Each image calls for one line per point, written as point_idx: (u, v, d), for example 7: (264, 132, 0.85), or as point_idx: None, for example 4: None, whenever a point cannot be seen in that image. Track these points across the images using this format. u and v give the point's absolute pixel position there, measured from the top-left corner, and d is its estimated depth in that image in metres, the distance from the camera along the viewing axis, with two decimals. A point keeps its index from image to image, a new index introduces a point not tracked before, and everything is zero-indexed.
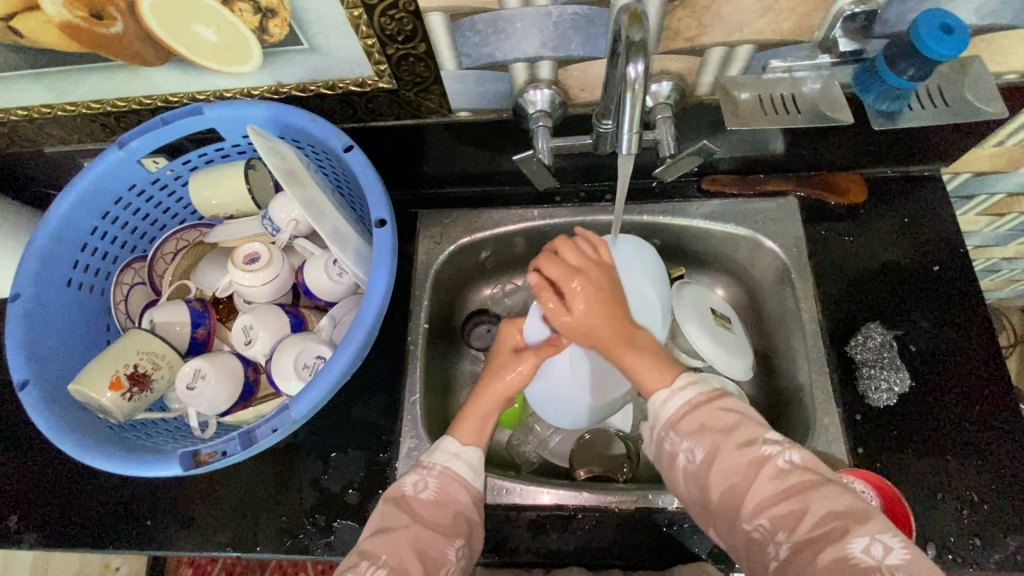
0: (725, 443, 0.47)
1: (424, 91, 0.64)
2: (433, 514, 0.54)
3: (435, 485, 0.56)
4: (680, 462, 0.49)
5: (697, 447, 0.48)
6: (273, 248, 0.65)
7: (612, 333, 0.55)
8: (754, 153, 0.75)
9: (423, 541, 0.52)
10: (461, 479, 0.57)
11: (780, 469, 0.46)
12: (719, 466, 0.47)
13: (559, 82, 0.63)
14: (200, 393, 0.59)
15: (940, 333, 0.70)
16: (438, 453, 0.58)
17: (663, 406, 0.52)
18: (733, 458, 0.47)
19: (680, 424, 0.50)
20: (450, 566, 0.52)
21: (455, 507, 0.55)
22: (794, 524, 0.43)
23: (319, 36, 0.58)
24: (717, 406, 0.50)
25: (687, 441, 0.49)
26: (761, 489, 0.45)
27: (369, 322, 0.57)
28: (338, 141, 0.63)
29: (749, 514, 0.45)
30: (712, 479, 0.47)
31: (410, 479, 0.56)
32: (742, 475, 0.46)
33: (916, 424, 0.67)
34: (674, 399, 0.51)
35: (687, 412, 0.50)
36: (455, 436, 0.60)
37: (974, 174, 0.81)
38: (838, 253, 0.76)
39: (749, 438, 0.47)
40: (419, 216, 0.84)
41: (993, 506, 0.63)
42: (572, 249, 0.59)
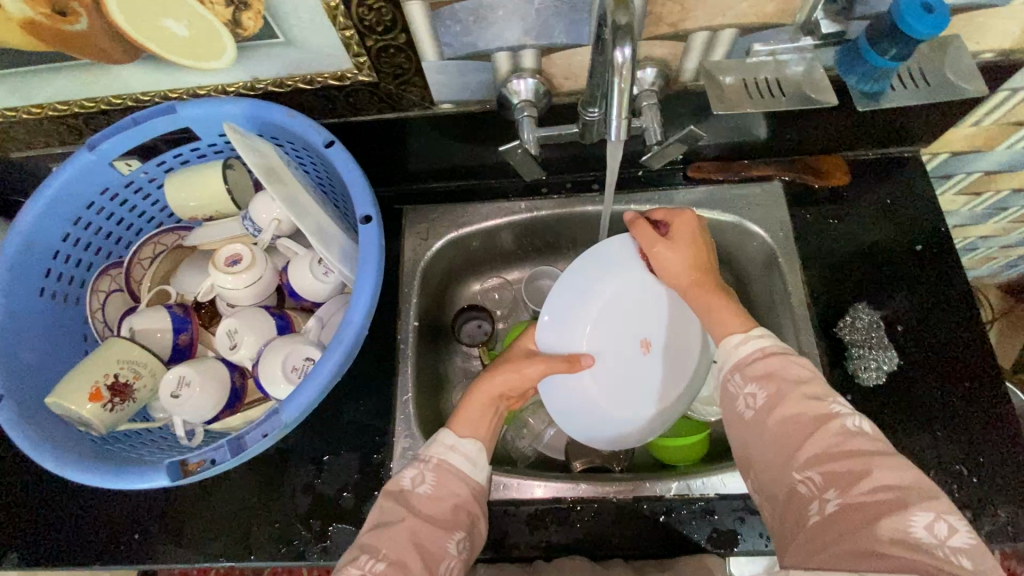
0: (793, 393, 0.47)
1: (406, 83, 0.63)
2: (432, 508, 0.53)
3: (432, 480, 0.55)
4: (739, 405, 0.49)
5: (760, 391, 0.48)
6: (256, 249, 0.63)
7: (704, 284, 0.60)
8: (738, 139, 0.75)
9: (421, 535, 0.51)
10: (456, 470, 0.56)
11: (847, 430, 0.44)
12: (782, 411, 0.47)
13: (542, 71, 0.62)
14: (186, 400, 0.57)
15: (925, 311, 0.72)
16: (434, 446, 0.57)
17: (734, 349, 0.52)
18: (798, 408, 0.46)
19: (748, 367, 0.50)
20: (450, 560, 0.52)
21: (454, 501, 0.54)
22: (849, 484, 0.42)
23: (295, 28, 0.56)
24: (792, 358, 0.50)
25: (750, 385, 0.49)
26: (823, 442, 0.44)
27: (359, 321, 0.56)
28: (318, 137, 0.61)
29: (799, 464, 0.44)
30: (771, 424, 0.47)
31: (408, 474, 0.55)
32: (803, 425, 0.45)
33: (904, 401, 0.68)
34: (748, 344, 0.52)
35: (758, 358, 0.50)
36: (453, 429, 0.59)
37: (952, 154, 0.82)
38: (824, 235, 0.77)
39: (819, 395, 0.47)
40: (404, 212, 0.83)
41: (982, 479, 0.64)
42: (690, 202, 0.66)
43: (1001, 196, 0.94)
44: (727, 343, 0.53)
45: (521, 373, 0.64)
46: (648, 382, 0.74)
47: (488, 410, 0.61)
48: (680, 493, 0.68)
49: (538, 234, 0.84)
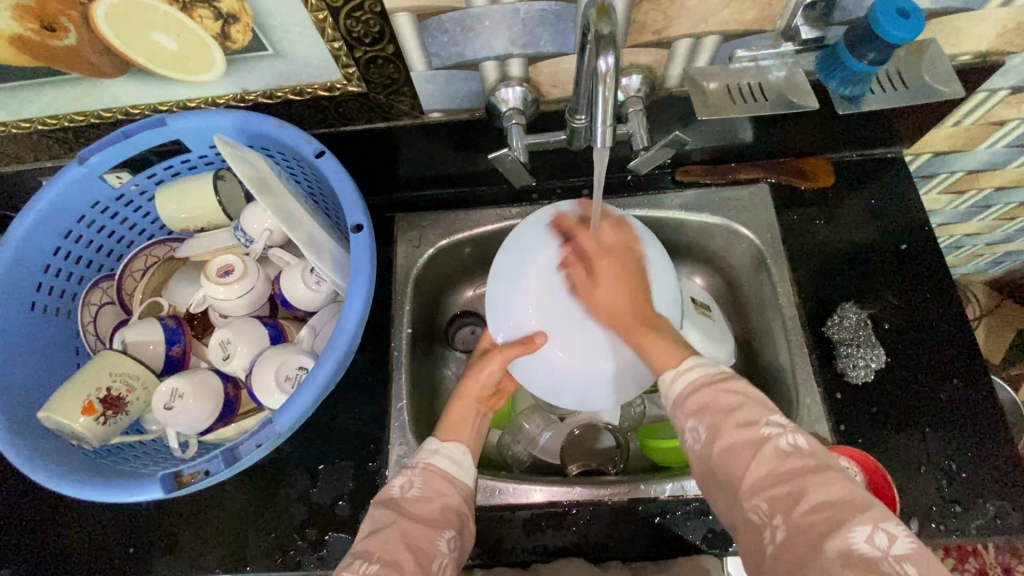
0: (726, 422, 0.47)
1: (395, 93, 0.63)
2: (422, 509, 0.54)
3: (420, 482, 0.56)
4: (687, 441, 0.50)
5: (700, 425, 0.48)
6: (247, 259, 0.63)
7: (636, 315, 0.57)
8: (725, 143, 0.76)
9: (411, 534, 0.52)
10: (440, 472, 0.57)
11: (783, 451, 0.45)
12: (722, 443, 0.47)
13: (530, 79, 0.63)
14: (179, 412, 0.57)
15: (911, 309, 0.73)
16: (421, 453, 0.59)
17: (670, 384, 0.52)
18: (732, 437, 0.46)
19: (683, 404, 0.50)
20: (442, 559, 0.52)
21: (442, 501, 0.55)
22: (790, 507, 0.43)
23: (284, 41, 0.57)
24: (720, 387, 0.49)
25: (690, 420, 0.49)
26: (762, 467, 0.45)
27: (351, 329, 0.56)
28: (308, 147, 0.62)
29: (745, 493, 0.45)
30: (715, 454, 0.47)
31: (397, 482, 0.56)
32: (740, 454, 0.46)
33: (893, 398, 0.69)
34: (683, 378, 0.51)
35: (690, 393, 0.50)
36: (438, 435, 0.60)
37: (935, 154, 0.83)
38: (811, 236, 0.78)
39: (751, 420, 0.47)
40: (396, 220, 0.83)
41: (970, 474, 0.65)
42: (611, 230, 0.62)
43: (984, 194, 0.96)
44: (665, 377, 0.53)
45: (481, 373, 0.63)
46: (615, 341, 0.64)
47: (470, 412, 0.63)
48: (675, 495, 0.68)
49: None
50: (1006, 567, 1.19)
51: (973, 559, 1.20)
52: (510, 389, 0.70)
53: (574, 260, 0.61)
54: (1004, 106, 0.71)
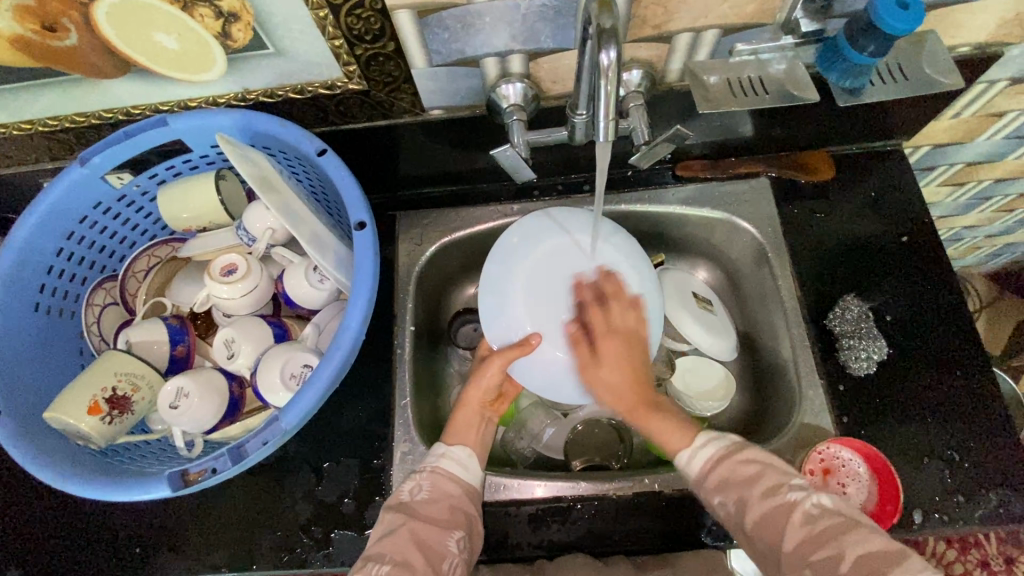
0: (752, 495, 0.53)
1: (395, 90, 0.63)
2: (429, 510, 0.57)
3: (427, 485, 0.59)
4: (720, 515, 0.55)
5: (728, 500, 0.54)
6: (250, 258, 0.63)
7: (634, 397, 0.61)
8: (725, 137, 0.77)
9: (420, 534, 0.55)
10: (449, 475, 0.60)
11: (809, 517, 0.50)
12: (754, 514, 0.52)
13: (530, 75, 0.63)
14: (184, 411, 0.57)
15: (912, 300, 0.73)
16: (428, 457, 0.62)
17: (688, 462, 0.58)
18: (763, 507, 0.52)
19: (706, 481, 0.56)
20: (452, 558, 0.55)
21: (449, 502, 0.58)
22: (833, 568, 0.47)
23: (284, 39, 0.57)
24: (736, 460, 0.55)
25: (716, 495, 0.55)
26: (797, 532, 0.50)
27: (356, 326, 0.56)
28: (310, 145, 0.62)
29: (791, 558, 0.50)
30: (751, 525, 0.52)
31: (407, 487, 0.59)
32: (773, 521, 0.51)
33: (895, 390, 0.69)
34: (694, 462, 0.57)
35: (710, 468, 0.56)
36: (445, 440, 0.64)
37: (934, 146, 0.83)
38: (812, 230, 0.78)
39: (774, 486, 0.53)
40: (397, 218, 0.83)
41: (973, 464, 0.65)
42: (619, 311, 0.63)
43: (983, 186, 0.96)
44: (682, 459, 0.58)
45: (482, 377, 0.65)
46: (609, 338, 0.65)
47: (474, 418, 0.66)
48: (676, 487, 0.69)
49: None
50: (1008, 558, 1.19)
51: (974, 550, 1.20)
52: (514, 393, 0.71)
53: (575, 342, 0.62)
54: (1003, 97, 0.72)
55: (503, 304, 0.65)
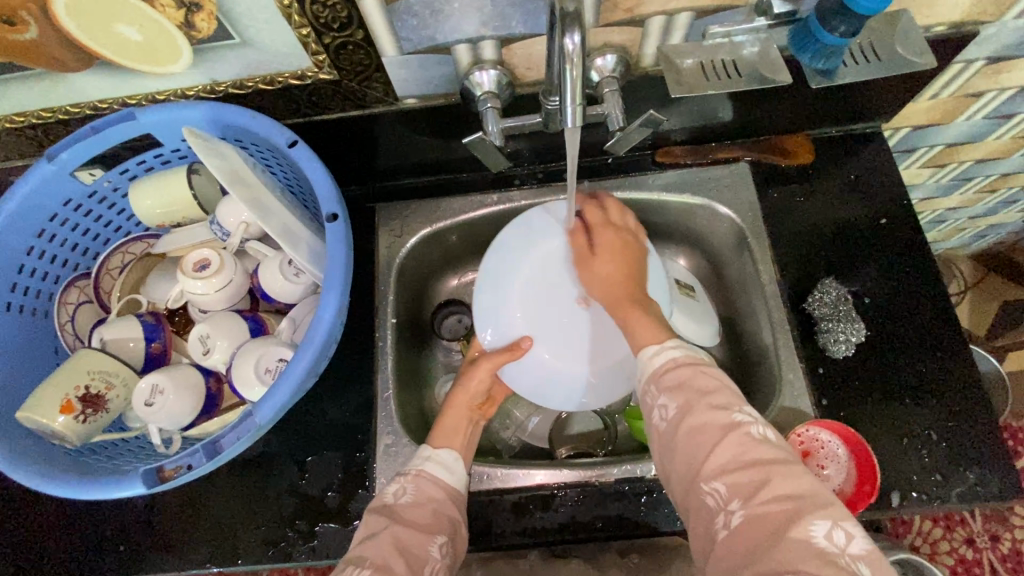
0: (700, 401, 0.47)
1: (367, 80, 0.63)
2: (414, 514, 0.55)
3: (411, 489, 0.58)
4: (654, 418, 0.50)
5: (671, 402, 0.48)
6: (224, 253, 0.62)
7: (626, 289, 0.60)
8: (704, 122, 0.76)
9: (404, 539, 0.53)
10: (430, 478, 0.59)
11: (745, 442, 0.45)
12: (690, 423, 0.47)
13: (504, 62, 0.62)
14: (160, 408, 0.57)
15: (891, 282, 0.73)
16: (414, 460, 0.61)
17: (649, 359, 0.52)
18: (703, 417, 0.47)
19: (661, 378, 0.50)
20: (433, 563, 0.53)
21: (433, 506, 0.57)
22: (750, 495, 0.43)
23: (250, 28, 0.56)
24: (700, 368, 0.50)
25: (663, 396, 0.49)
26: (728, 451, 0.45)
27: (330, 318, 0.55)
28: (281, 137, 0.61)
29: (706, 475, 0.45)
30: (680, 436, 0.47)
31: (390, 489, 0.58)
32: (708, 435, 0.46)
33: (874, 371, 0.70)
34: (649, 361, 0.52)
35: (670, 369, 0.50)
36: (432, 443, 0.64)
37: (913, 128, 0.83)
38: (792, 214, 0.78)
39: (725, 404, 0.47)
40: (377, 210, 0.83)
41: (950, 443, 0.66)
42: (617, 210, 0.67)
43: (965, 167, 0.96)
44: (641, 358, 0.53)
45: (471, 381, 0.68)
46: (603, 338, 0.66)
47: (462, 421, 0.67)
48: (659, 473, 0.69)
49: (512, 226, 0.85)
50: (993, 535, 1.21)
51: (960, 528, 1.22)
52: (502, 397, 0.74)
53: (575, 233, 0.65)
54: (980, 77, 0.72)
55: (498, 304, 0.67)
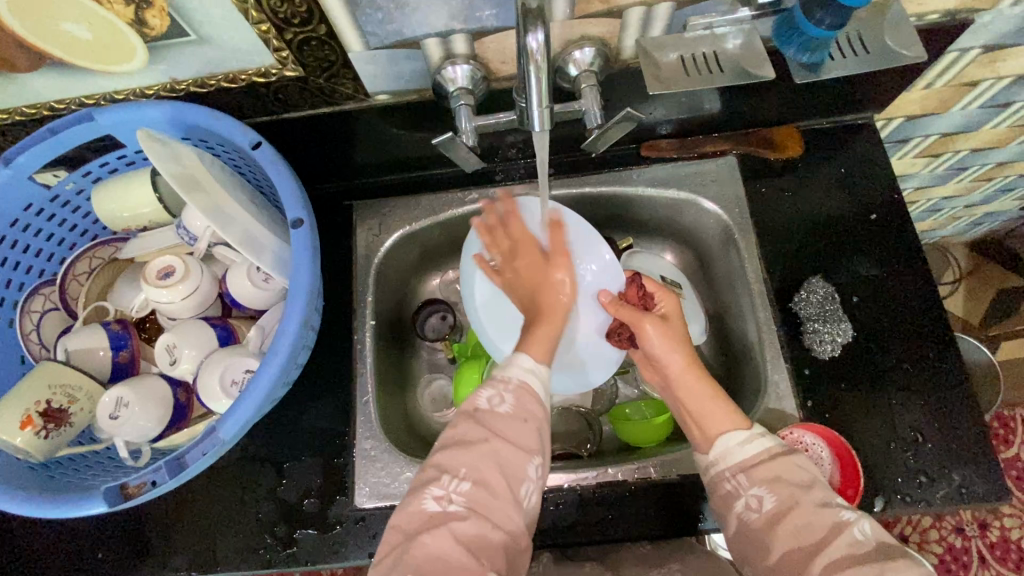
0: (803, 503, 0.48)
1: (335, 76, 0.60)
2: (516, 430, 0.52)
3: (512, 399, 0.54)
4: (740, 507, 0.51)
5: (766, 496, 0.50)
6: (190, 259, 0.60)
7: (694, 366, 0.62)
8: (691, 115, 0.74)
9: (503, 457, 0.50)
10: (536, 394, 0.55)
11: (855, 541, 0.46)
12: (793, 521, 0.48)
13: (477, 56, 0.59)
14: (125, 421, 0.55)
15: (881, 280, 0.71)
16: (513, 368, 0.56)
17: (738, 445, 0.54)
18: (813, 519, 0.47)
19: (755, 470, 0.51)
20: (529, 484, 0.51)
21: (533, 423, 0.53)
22: None
23: (206, 25, 0.53)
24: (793, 461, 0.51)
25: (756, 488, 0.51)
26: (834, 551, 0.45)
27: (294, 330, 0.53)
28: (245, 138, 0.59)
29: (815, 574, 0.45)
30: (779, 534, 0.48)
31: (485, 394, 0.54)
32: (817, 535, 0.47)
33: (859, 372, 0.68)
34: (734, 447, 0.54)
35: (762, 460, 0.52)
36: (528, 353, 0.59)
37: (908, 118, 0.80)
38: (780, 208, 0.76)
39: (826, 502, 0.48)
40: (354, 208, 0.80)
41: (936, 444, 0.65)
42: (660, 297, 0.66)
43: (960, 156, 0.94)
44: (726, 443, 0.54)
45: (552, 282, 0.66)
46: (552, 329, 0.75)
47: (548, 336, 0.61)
48: (640, 476, 0.68)
49: None
50: (982, 523, 1.21)
51: (949, 516, 1.22)
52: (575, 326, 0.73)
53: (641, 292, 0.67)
54: (976, 65, 0.69)
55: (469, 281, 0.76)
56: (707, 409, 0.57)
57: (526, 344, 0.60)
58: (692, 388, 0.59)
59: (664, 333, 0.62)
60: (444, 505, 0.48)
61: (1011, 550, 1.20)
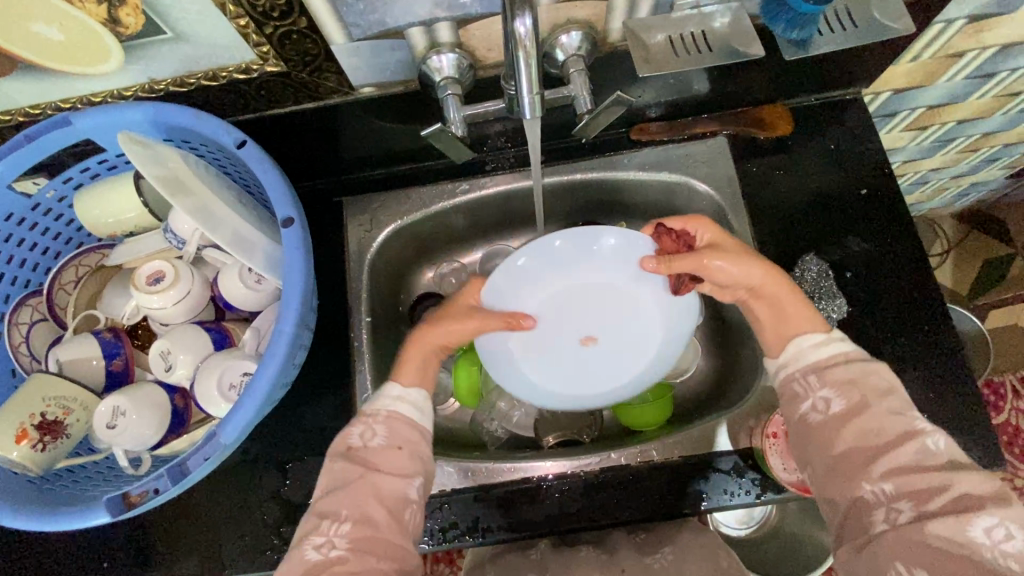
0: (877, 406, 0.52)
1: (318, 70, 0.59)
2: (387, 460, 0.55)
3: (382, 430, 0.57)
4: (807, 407, 0.54)
5: (837, 400, 0.53)
6: (179, 263, 0.59)
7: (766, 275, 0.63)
8: (680, 96, 0.73)
9: (379, 486, 0.53)
10: (405, 418, 0.58)
11: (923, 448, 0.49)
12: (861, 421, 0.52)
13: (462, 44, 0.58)
14: (123, 430, 0.55)
15: (874, 256, 0.72)
16: (381, 399, 0.59)
17: (811, 348, 0.57)
18: (880, 423, 0.51)
19: (832, 372, 0.55)
20: (412, 505, 0.54)
21: (407, 448, 0.56)
22: (924, 499, 0.47)
23: (182, 21, 0.52)
24: (867, 367, 0.54)
25: (825, 390, 0.54)
26: (894, 458, 0.49)
27: (290, 331, 0.52)
28: (229, 137, 0.57)
29: (872, 473, 0.49)
30: (847, 431, 0.52)
31: (355, 432, 0.56)
32: (884, 437, 0.50)
33: (855, 346, 0.69)
34: (809, 350, 0.57)
35: (839, 361, 0.55)
36: (398, 380, 0.61)
37: (895, 92, 0.80)
38: (771, 187, 0.76)
39: (898, 411, 0.52)
40: (344, 204, 0.79)
41: (932, 414, 0.66)
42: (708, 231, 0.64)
43: (947, 128, 0.94)
44: (801, 344, 0.57)
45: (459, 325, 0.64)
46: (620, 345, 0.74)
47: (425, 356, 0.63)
48: (642, 459, 0.69)
49: (490, 211, 0.83)
50: None
51: None
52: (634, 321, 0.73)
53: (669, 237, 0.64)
54: (961, 36, 0.69)
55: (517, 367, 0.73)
56: (793, 312, 0.60)
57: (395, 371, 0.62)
58: (778, 292, 0.61)
59: (726, 248, 0.62)
60: (326, 551, 0.51)
61: None
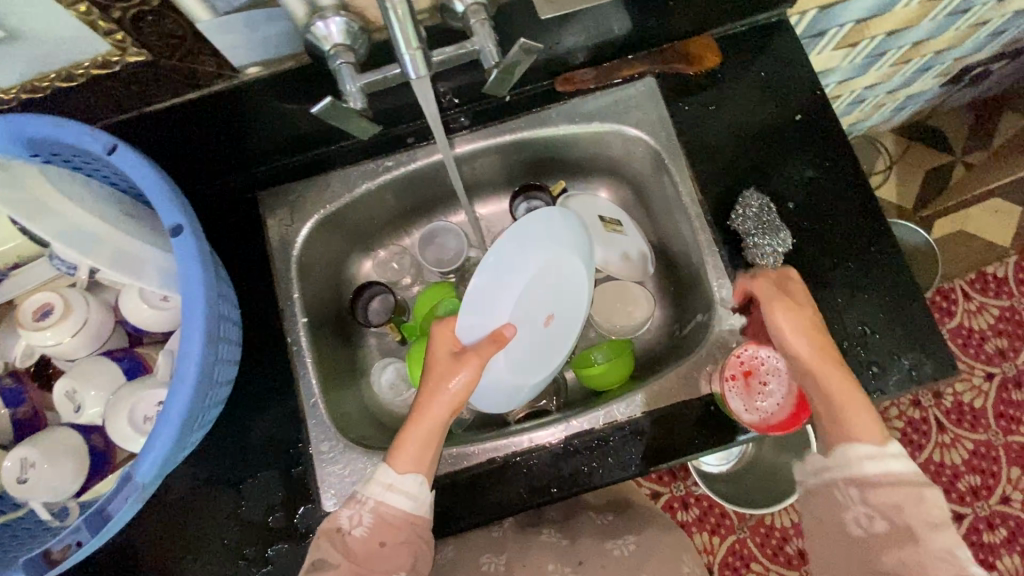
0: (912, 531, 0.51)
1: (189, 54, 0.52)
2: (372, 555, 0.53)
3: (370, 522, 0.54)
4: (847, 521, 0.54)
5: (877, 520, 0.52)
6: (71, 293, 0.53)
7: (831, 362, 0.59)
8: (601, 41, 0.69)
9: None
10: (388, 509, 0.55)
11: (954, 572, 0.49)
12: (896, 549, 0.51)
13: (349, 5, 0.52)
14: (35, 483, 0.50)
15: (815, 183, 0.70)
16: (372, 486, 0.55)
17: (856, 457, 0.54)
18: (918, 555, 0.50)
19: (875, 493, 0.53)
20: None
21: (394, 537, 0.54)
22: None
23: (11, 16, 0.45)
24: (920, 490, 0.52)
25: (863, 508, 0.53)
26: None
27: (196, 352, 0.47)
28: (98, 143, 0.50)
29: None
30: (878, 552, 0.52)
31: (345, 513, 0.54)
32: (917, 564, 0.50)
33: (804, 277, 0.68)
34: (856, 457, 0.54)
35: (886, 482, 0.53)
36: (393, 466, 0.56)
37: (820, 9, 0.77)
38: (706, 124, 0.73)
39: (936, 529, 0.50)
40: (260, 199, 0.73)
41: (885, 333, 0.66)
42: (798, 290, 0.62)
43: (876, 42, 0.92)
44: (850, 453, 0.55)
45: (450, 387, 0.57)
46: (575, 310, 0.70)
47: (432, 436, 0.57)
48: (607, 421, 0.67)
49: (422, 186, 0.78)
50: (937, 393, 1.29)
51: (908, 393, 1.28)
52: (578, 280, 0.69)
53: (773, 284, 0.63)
54: None
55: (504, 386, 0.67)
56: (850, 413, 0.56)
57: (396, 458, 0.56)
58: (829, 378, 0.57)
59: (792, 333, 0.59)
60: None
61: (965, 413, 1.28)
